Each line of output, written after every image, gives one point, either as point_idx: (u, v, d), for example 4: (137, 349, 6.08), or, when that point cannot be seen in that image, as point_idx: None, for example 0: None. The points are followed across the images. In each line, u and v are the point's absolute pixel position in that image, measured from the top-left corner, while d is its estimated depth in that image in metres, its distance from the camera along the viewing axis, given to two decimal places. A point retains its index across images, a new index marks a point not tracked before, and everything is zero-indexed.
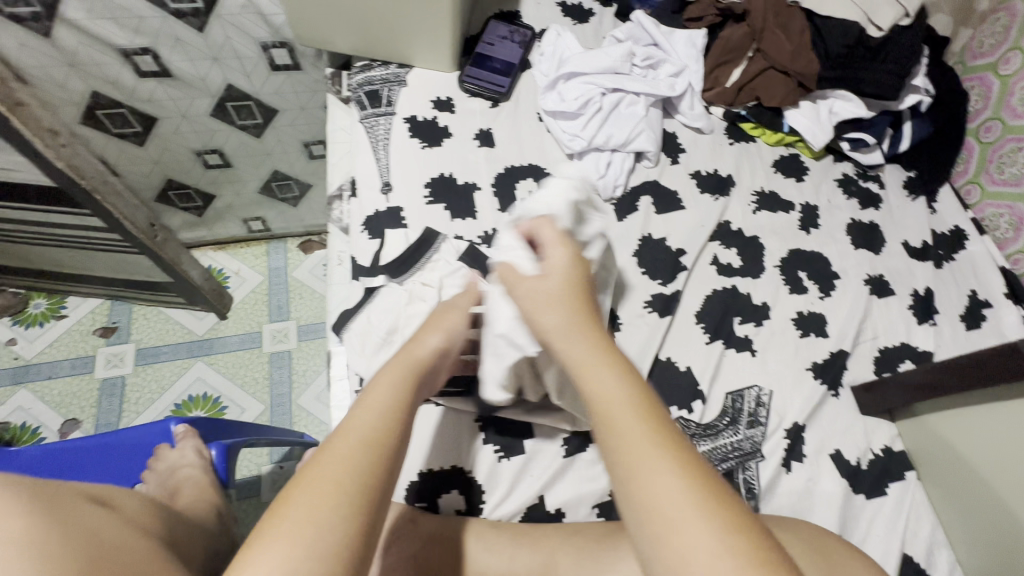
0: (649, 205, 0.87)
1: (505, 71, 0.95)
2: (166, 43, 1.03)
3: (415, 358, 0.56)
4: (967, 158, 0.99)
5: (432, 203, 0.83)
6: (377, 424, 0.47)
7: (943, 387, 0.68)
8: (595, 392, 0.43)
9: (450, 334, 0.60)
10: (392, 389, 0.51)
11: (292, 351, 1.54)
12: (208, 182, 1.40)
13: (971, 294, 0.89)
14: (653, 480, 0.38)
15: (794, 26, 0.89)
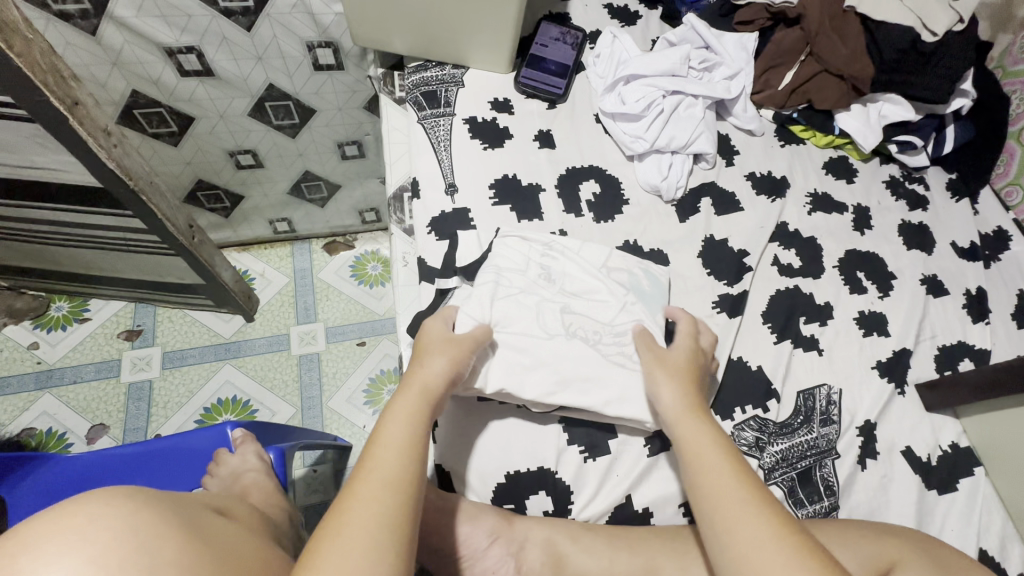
0: (709, 206, 0.88)
1: (560, 73, 0.96)
2: (212, 42, 1.01)
3: (425, 389, 0.58)
4: (1008, 161, 1.02)
5: (498, 204, 0.83)
6: (401, 457, 0.51)
7: (1015, 385, 0.69)
8: (694, 443, 0.56)
9: (458, 360, 0.61)
10: (404, 425, 0.54)
11: (321, 353, 1.52)
12: (238, 182, 1.38)
13: (1020, 293, 0.91)
14: (737, 514, 0.49)
15: (850, 32, 0.91)
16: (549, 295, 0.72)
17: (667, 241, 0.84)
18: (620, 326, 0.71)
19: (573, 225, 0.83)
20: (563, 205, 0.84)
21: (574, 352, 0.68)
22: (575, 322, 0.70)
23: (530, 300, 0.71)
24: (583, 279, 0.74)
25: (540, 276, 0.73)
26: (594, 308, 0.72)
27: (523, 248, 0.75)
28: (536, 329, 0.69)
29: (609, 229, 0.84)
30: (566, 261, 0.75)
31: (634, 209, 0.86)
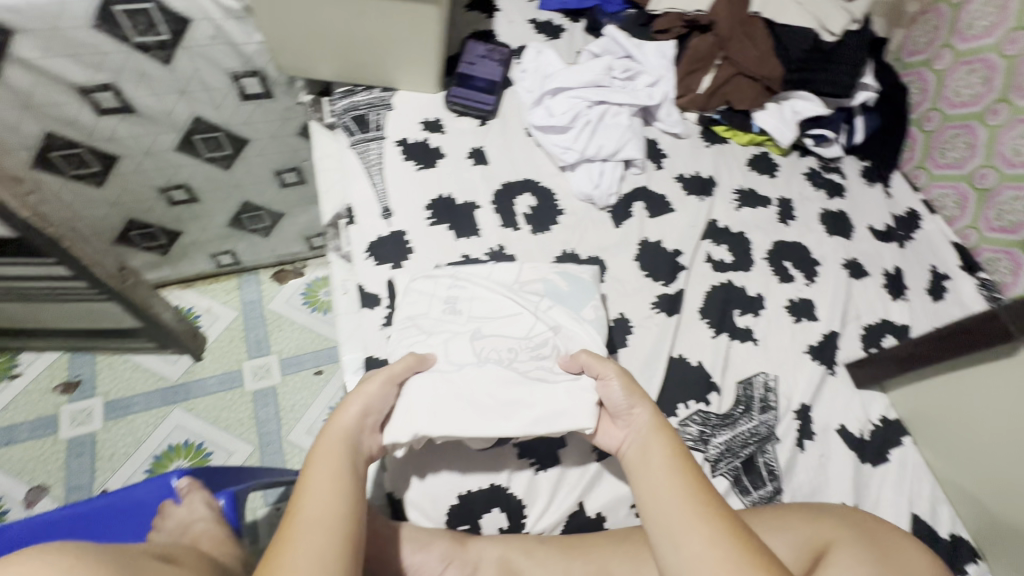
0: (642, 209, 0.91)
1: (488, 90, 0.97)
2: (130, 78, 0.98)
3: (352, 433, 0.57)
4: (913, 146, 1.09)
5: (436, 223, 0.83)
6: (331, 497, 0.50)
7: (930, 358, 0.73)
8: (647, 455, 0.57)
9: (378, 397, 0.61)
10: (341, 470, 0.53)
11: (276, 387, 1.47)
12: (172, 219, 1.33)
13: (933, 269, 0.97)
14: (683, 523, 0.51)
15: (759, 35, 0.96)
16: (458, 328, 0.72)
17: (604, 247, 0.86)
18: (536, 338, 0.71)
19: (512, 239, 0.84)
20: (500, 220, 0.85)
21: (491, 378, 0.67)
22: (487, 346, 0.70)
23: (440, 338, 0.70)
24: (492, 301, 0.74)
25: (445, 309, 0.73)
26: (509, 325, 0.72)
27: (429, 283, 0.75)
28: (446, 359, 0.69)
29: (547, 240, 0.85)
30: (473, 287, 0.75)
31: (570, 219, 0.88)
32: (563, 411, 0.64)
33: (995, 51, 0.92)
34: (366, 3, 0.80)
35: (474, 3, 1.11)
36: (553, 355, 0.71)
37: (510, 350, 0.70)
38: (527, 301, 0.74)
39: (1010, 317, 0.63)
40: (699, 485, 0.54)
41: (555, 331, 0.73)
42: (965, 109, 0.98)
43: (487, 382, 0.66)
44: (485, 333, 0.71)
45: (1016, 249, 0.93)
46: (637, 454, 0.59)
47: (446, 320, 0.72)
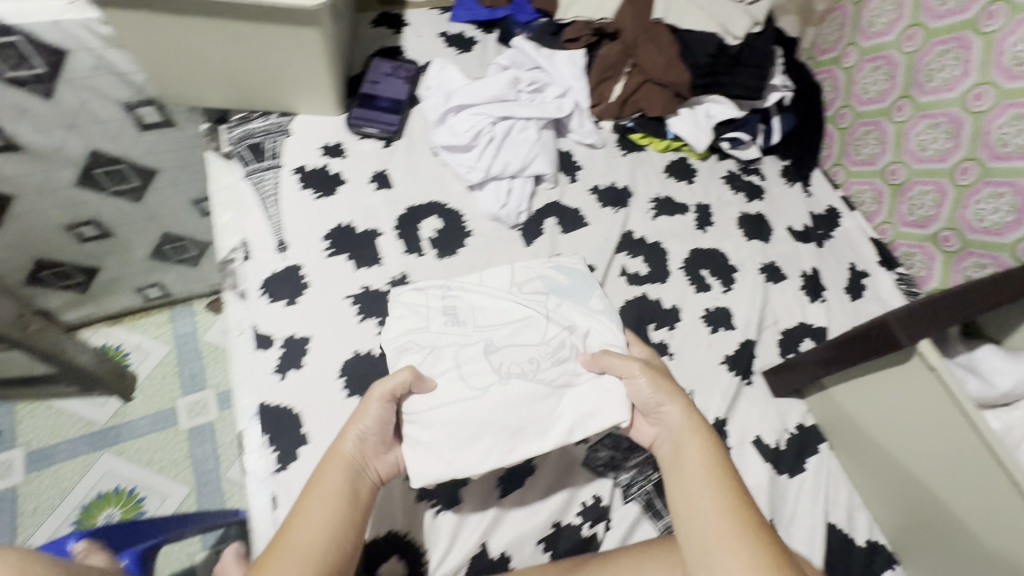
0: (554, 225, 0.89)
1: (393, 109, 0.94)
2: (6, 116, 0.82)
3: (350, 459, 0.56)
4: (830, 143, 1.09)
5: (334, 254, 0.80)
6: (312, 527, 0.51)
7: (835, 364, 0.71)
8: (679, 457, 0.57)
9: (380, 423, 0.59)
10: (342, 503, 0.53)
11: (215, 423, 1.30)
12: (87, 256, 1.12)
13: (852, 267, 0.97)
14: (713, 534, 0.50)
15: (664, 40, 0.94)
16: (465, 338, 0.68)
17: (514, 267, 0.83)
18: (553, 341, 0.68)
19: (415, 266, 0.81)
20: (403, 247, 0.82)
21: (516, 395, 0.63)
22: (505, 360, 0.66)
23: (449, 356, 0.66)
24: (493, 306, 0.72)
25: (448, 321, 0.70)
26: (518, 331, 0.69)
27: (420, 298, 0.72)
28: (463, 381, 0.64)
29: (453, 264, 0.82)
30: (469, 296, 0.73)
31: (478, 240, 0.85)
32: (592, 411, 0.63)
33: (896, 48, 0.92)
34: (246, 27, 0.76)
35: (381, 19, 1.08)
36: (573, 356, 0.67)
37: (530, 361, 0.66)
38: (533, 302, 0.72)
39: (896, 325, 0.61)
40: (727, 495, 0.52)
41: (570, 330, 0.70)
42: (873, 106, 0.98)
43: (509, 398, 0.63)
44: (497, 343, 0.68)
45: (928, 244, 0.93)
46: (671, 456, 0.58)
47: (451, 332, 0.69)
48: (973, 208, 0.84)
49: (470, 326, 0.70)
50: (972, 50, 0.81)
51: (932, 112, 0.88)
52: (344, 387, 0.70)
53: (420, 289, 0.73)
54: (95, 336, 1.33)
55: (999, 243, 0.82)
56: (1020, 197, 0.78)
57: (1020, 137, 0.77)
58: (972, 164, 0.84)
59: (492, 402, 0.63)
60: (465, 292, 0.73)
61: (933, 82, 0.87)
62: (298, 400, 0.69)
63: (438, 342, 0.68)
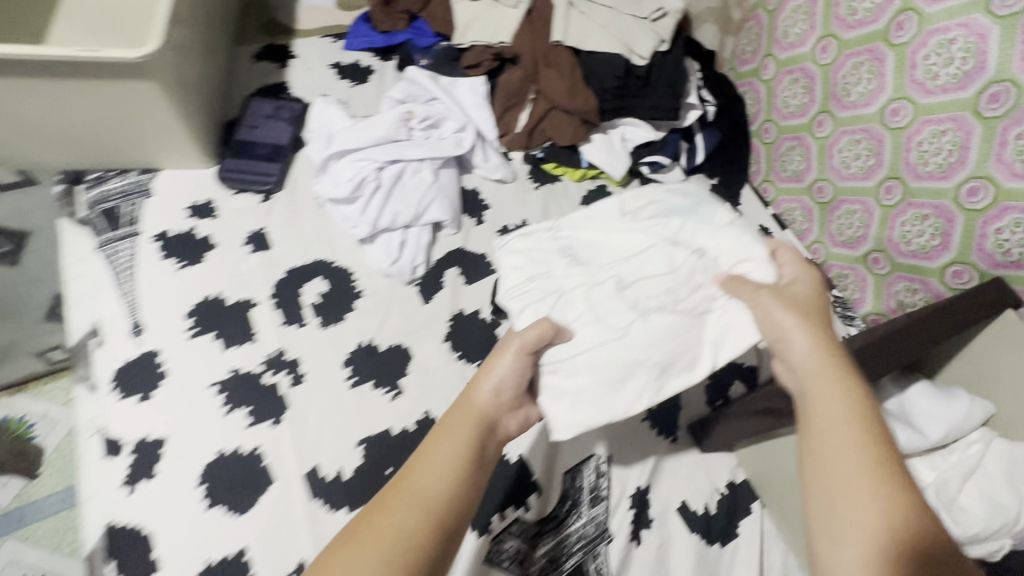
0: (455, 276, 0.80)
1: (272, 156, 0.84)
2: None
3: (476, 410, 0.49)
4: (758, 159, 1.02)
5: (198, 334, 0.70)
6: (425, 492, 0.43)
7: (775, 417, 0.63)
8: (818, 391, 0.44)
9: (515, 375, 0.52)
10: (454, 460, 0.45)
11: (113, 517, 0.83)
12: None
13: None
14: (855, 481, 0.39)
15: (565, 65, 0.86)
16: (590, 276, 0.57)
17: (410, 330, 0.75)
18: (686, 269, 0.55)
19: (294, 340, 0.72)
20: (282, 318, 0.73)
21: (660, 330, 0.53)
22: (637, 295, 0.55)
23: (578, 300, 0.56)
24: (613, 241, 0.60)
25: (568, 262, 0.60)
26: (647, 262, 0.56)
27: (533, 245, 0.62)
28: (601, 323, 0.54)
29: (340, 333, 0.73)
30: (584, 233, 0.62)
31: (370, 301, 0.76)
32: (724, 335, 0.53)
33: (812, 60, 0.86)
34: (66, 86, 0.67)
35: (264, 52, 0.98)
36: (707, 277, 0.55)
37: (668, 292, 0.54)
38: (655, 229, 0.59)
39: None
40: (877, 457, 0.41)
41: (700, 254, 0.56)
42: (794, 121, 0.92)
43: (658, 337, 0.52)
44: (628, 279, 0.56)
45: (859, 265, 0.87)
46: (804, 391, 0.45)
47: (576, 274, 0.58)
48: (899, 229, 0.79)
49: (592, 265, 0.59)
50: (885, 62, 0.75)
51: (852, 128, 0.82)
52: (205, 496, 0.61)
53: (530, 234, 0.64)
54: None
55: (928, 267, 0.77)
56: (945, 219, 0.72)
57: (939, 155, 0.71)
58: (895, 183, 0.78)
59: (639, 340, 0.52)
60: (577, 232, 0.62)
61: (850, 96, 0.81)
62: (148, 518, 0.59)
63: (564, 286, 0.57)
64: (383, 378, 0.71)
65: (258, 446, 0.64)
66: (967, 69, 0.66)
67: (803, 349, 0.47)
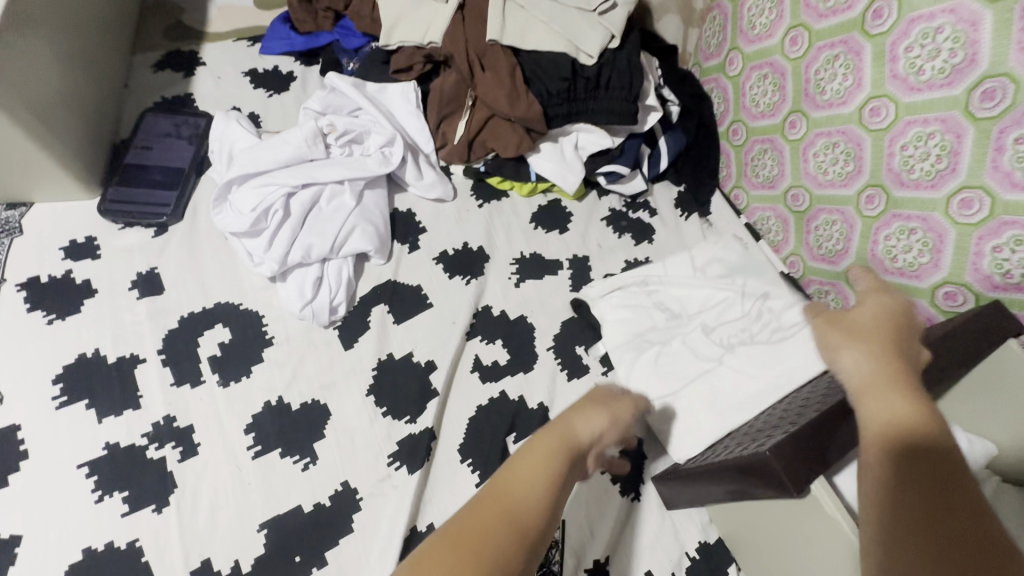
0: (382, 314, 0.70)
1: (168, 182, 0.73)
2: None
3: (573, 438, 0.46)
4: (727, 163, 0.93)
5: (67, 402, 0.59)
6: (513, 497, 0.40)
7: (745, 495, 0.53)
8: (869, 378, 0.44)
9: (615, 421, 0.51)
10: (545, 479, 0.42)
11: None
12: None
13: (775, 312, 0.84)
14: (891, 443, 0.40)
15: (503, 66, 0.76)
16: (684, 324, 0.71)
17: (328, 382, 0.65)
18: (754, 314, 0.70)
19: (187, 403, 0.61)
20: (172, 378, 0.62)
21: (747, 358, 0.66)
22: (723, 334, 0.69)
23: (679, 347, 0.69)
24: (695, 293, 0.73)
25: (666, 316, 0.72)
26: (726, 309, 0.71)
27: (633, 297, 0.72)
28: (694, 355, 0.68)
29: (243, 391, 0.63)
30: (669, 287, 0.74)
31: (282, 350, 0.66)
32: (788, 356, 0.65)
33: (781, 53, 0.77)
34: None
35: (166, 60, 0.86)
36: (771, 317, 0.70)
37: (744, 330, 0.69)
38: (728, 284, 0.73)
39: (782, 467, 0.44)
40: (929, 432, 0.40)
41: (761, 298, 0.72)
42: (765, 121, 0.83)
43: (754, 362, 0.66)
44: (712, 323, 0.70)
45: (840, 282, 0.78)
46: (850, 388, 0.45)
47: (674, 325, 0.71)
48: (883, 244, 0.70)
49: (683, 317, 0.72)
50: (861, 56, 0.66)
51: (827, 130, 0.73)
52: None
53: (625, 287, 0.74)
54: None
55: (917, 286, 0.68)
56: (934, 234, 0.64)
57: (926, 162, 0.62)
58: (877, 192, 0.69)
59: (734, 370, 0.66)
60: (665, 285, 0.74)
61: (825, 94, 0.72)
62: None
63: (667, 336, 0.70)
64: (294, 443, 0.61)
65: (137, 538, 0.54)
66: (956, 63, 0.56)
67: (863, 357, 0.46)
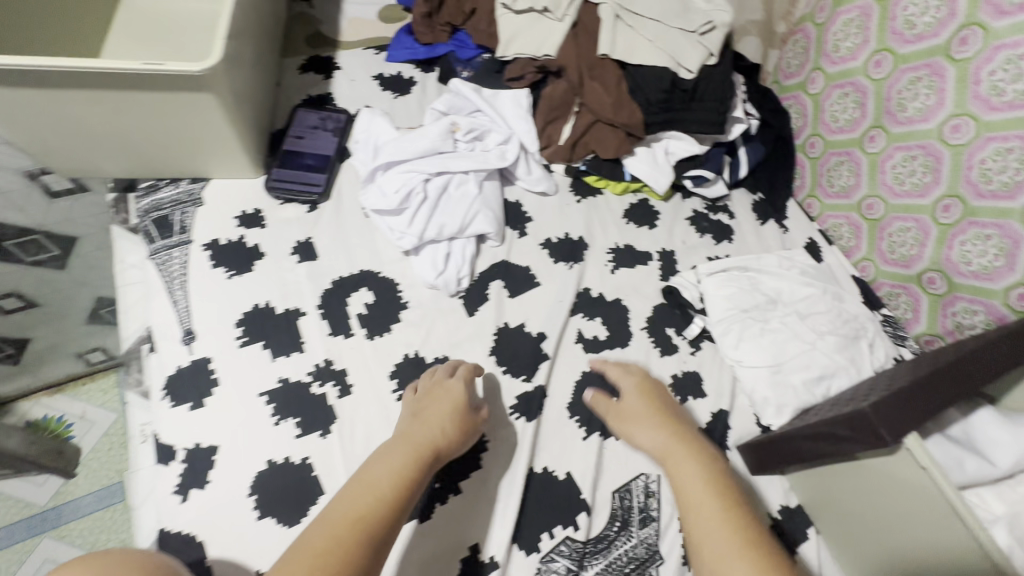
0: (499, 289, 0.80)
1: (319, 166, 0.85)
2: None
3: (422, 442, 0.59)
4: (802, 173, 1.00)
5: (248, 343, 0.71)
6: (359, 506, 0.51)
7: (836, 452, 0.61)
8: (661, 446, 0.63)
9: (456, 424, 0.62)
10: (387, 471, 0.55)
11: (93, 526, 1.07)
12: (31, 360, 1.06)
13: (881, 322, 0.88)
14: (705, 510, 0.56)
15: (611, 79, 0.86)
16: (780, 310, 0.80)
17: (454, 344, 0.75)
18: (842, 314, 0.81)
19: (342, 351, 0.72)
20: (329, 328, 0.73)
21: (834, 345, 0.77)
22: (815, 322, 0.79)
23: (779, 326, 0.78)
24: (787, 286, 0.83)
25: (766, 300, 0.81)
26: (815, 304, 0.82)
27: (730, 281, 0.83)
28: (798, 336, 0.77)
29: (385, 346, 0.73)
30: (765, 277, 0.84)
31: (415, 313, 0.76)
32: (854, 351, 0.78)
33: (864, 74, 0.85)
34: (117, 95, 0.66)
35: (309, 64, 0.99)
36: (858, 323, 0.81)
37: (832, 323, 0.80)
38: (816, 284, 0.84)
39: (879, 419, 0.55)
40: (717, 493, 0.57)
41: (842, 301, 0.83)
42: (844, 135, 0.91)
43: (836, 350, 0.76)
44: (805, 312, 0.80)
45: (912, 284, 0.85)
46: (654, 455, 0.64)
47: (774, 310, 0.80)
48: (959, 250, 0.77)
49: (778, 303, 0.81)
50: (945, 78, 0.74)
51: (907, 144, 0.80)
52: (256, 508, 0.61)
53: (726, 273, 0.84)
54: (36, 409, 1.14)
55: (990, 288, 0.74)
56: (1009, 239, 0.70)
57: (1005, 174, 0.69)
58: (954, 202, 0.76)
59: (826, 352, 0.76)
60: (760, 275, 0.84)
61: (907, 112, 0.79)
62: (202, 527, 0.60)
63: (767, 317, 0.79)
64: None
65: (308, 456, 0.64)
66: None
67: (649, 432, 0.65)
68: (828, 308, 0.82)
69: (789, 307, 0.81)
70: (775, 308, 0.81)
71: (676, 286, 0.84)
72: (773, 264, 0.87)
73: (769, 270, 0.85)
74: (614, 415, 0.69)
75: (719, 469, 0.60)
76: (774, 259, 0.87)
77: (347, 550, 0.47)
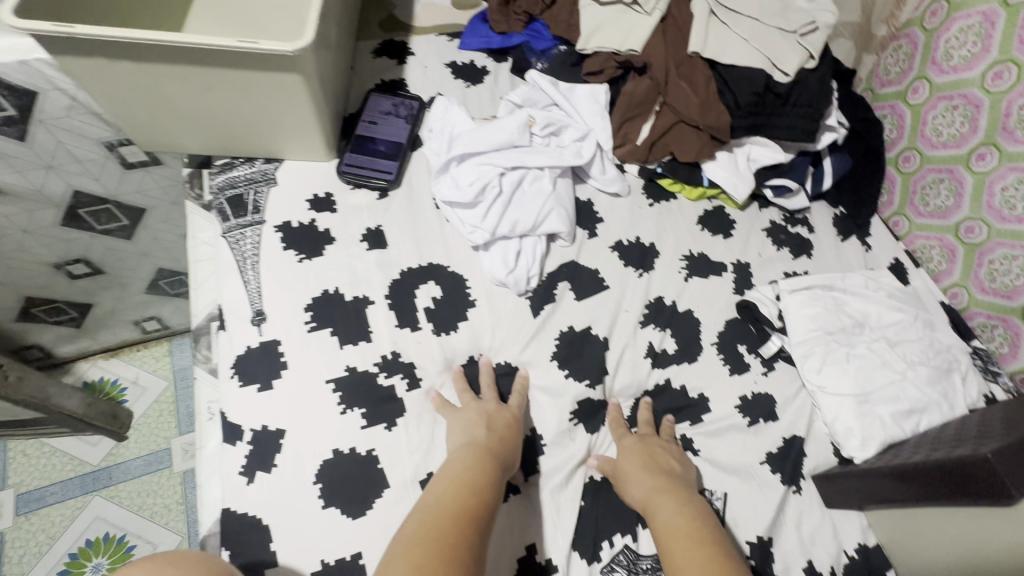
0: (566, 290, 0.77)
1: (391, 154, 0.84)
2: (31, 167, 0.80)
3: (491, 449, 0.61)
4: (891, 189, 0.94)
5: (316, 328, 0.70)
6: (453, 498, 0.55)
7: (932, 491, 0.59)
8: (646, 497, 0.61)
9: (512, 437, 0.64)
10: (471, 469, 0.58)
11: (140, 491, 1.10)
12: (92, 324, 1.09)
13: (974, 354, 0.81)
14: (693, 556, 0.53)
15: (699, 78, 0.82)
16: (867, 335, 0.76)
17: (521, 344, 0.73)
18: (933, 344, 0.76)
19: (409, 343, 0.71)
20: (396, 319, 0.72)
21: (925, 378, 0.72)
22: (904, 350, 0.75)
23: (865, 352, 0.74)
24: (873, 309, 0.78)
25: (851, 323, 0.77)
26: (903, 330, 0.77)
27: (814, 299, 0.78)
28: (886, 366, 0.72)
29: (451, 342, 0.72)
30: (851, 298, 0.79)
31: (482, 311, 0.74)
32: (946, 386, 0.73)
33: (978, 86, 0.78)
34: (209, 73, 0.66)
35: (383, 47, 0.98)
36: (951, 355, 0.76)
37: (923, 352, 0.75)
38: (905, 308, 0.78)
39: (1005, 473, 0.53)
40: (708, 541, 0.55)
41: (932, 328, 0.78)
42: (947, 151, 0.84)
43: (925, 383, 0.72)
44: (893, 339, 0.76)
45: (1013, 317, 0.79)
46: (641, 504, 0.61)
47: (860, 335, 0.76)
48: None
49: (864, 327, 0.77)
50: None
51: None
52: (321, 496, 0.61)
53: (810, 290, 0.80)
54: (92, 370, 1.18)
55: None
56: None
57: None
58: None
59: (915, 384, 0.71)
60: (844, 294, 0.80)
61: None
62: (269, 508, 0.60)
63: (853, 341, 0.75)
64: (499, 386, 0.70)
65: (374, 448, 0.64)
66: None
67: (638, 480, 0.63)
68: (918, 335, 0.76)
69: (874, 332, 0.76)
70: (862, 332, 0.76)
71: (753, 300, 0.80)
72: (859, 284, 0.82)
73: (855, 290, 0.80)
74: (612, 472, 0.66)
75: (705, 514, 0.59)
76: (860, 278, 0.82)
77: (454, 526, 0.52)
